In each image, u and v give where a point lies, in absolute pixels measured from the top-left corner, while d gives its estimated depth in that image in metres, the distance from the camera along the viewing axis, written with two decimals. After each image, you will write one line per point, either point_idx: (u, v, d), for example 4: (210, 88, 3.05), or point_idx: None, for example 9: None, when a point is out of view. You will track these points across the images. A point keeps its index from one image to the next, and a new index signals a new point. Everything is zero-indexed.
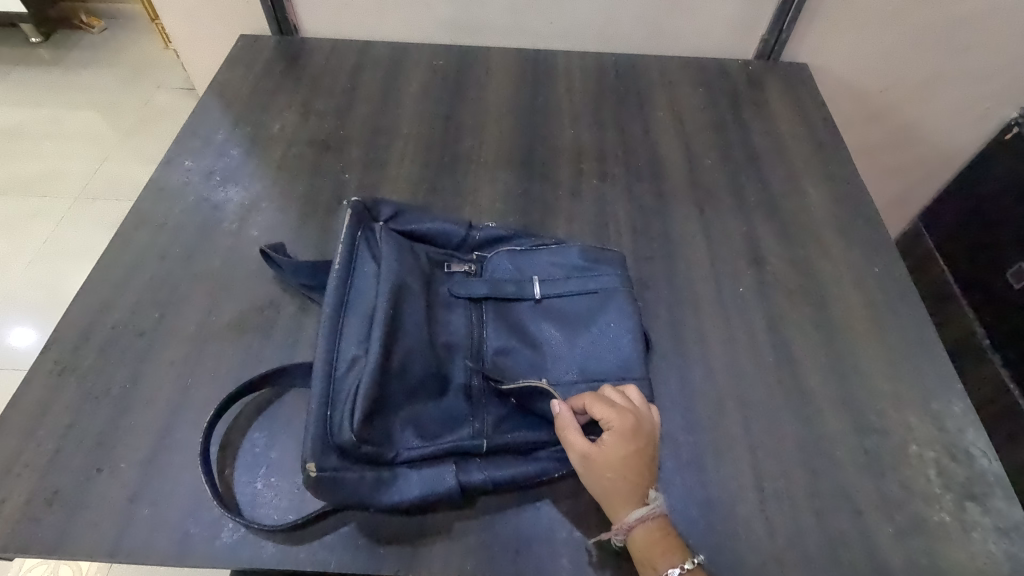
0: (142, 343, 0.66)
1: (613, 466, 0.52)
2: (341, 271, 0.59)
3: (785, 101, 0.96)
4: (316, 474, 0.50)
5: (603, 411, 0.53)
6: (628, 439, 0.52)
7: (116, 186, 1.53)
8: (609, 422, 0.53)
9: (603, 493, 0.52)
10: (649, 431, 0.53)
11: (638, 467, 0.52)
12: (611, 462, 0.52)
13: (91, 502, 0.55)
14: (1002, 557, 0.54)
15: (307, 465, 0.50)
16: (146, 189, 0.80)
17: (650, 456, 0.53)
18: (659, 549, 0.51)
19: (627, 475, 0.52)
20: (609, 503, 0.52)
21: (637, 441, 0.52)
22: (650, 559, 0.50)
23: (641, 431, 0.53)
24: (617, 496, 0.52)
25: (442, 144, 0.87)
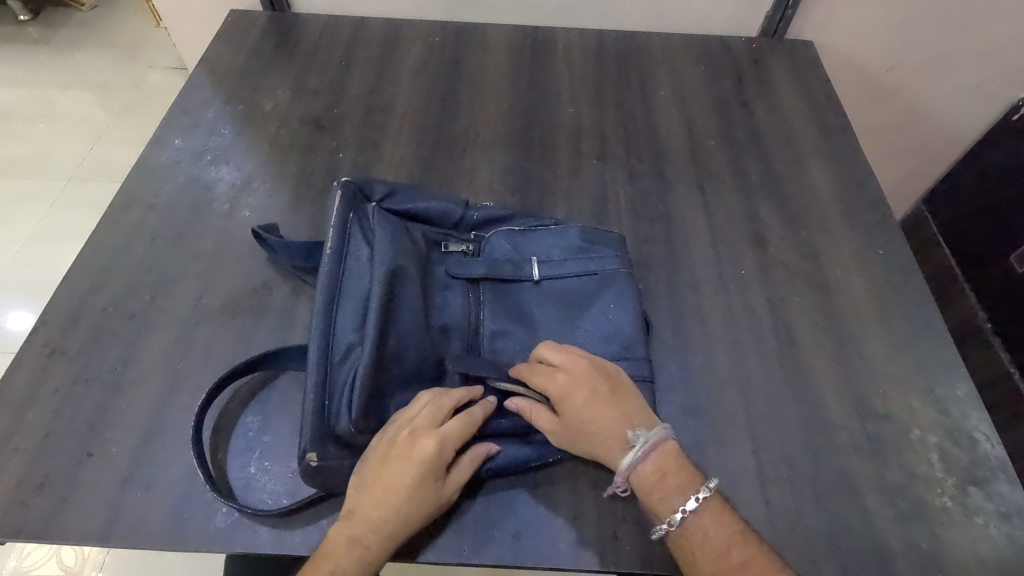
0: (133, 325, 0.64)
1: (577, 424, 0.53)
2: (333, 255, 0.58)
3: (789, 79, 0.93)
4: (317, 463, 0.50)
5: (539, 384, 0.54)
6: (569, 394, 0.53)
7: (109, 168, 1.50)
8: (548, 390, 0.54)
9: (592, 454, 0.53)
10: (586, 374, 0.54)
11: (595, 412, 0.53)
12: (572, 425, 0.53)
13: (83, 486, 0.54)
14: (1003, 541, 0.53)
15: (306, 454, 0.50)
16: (136, 169, 0.78)
17: (601, 394, 0.53)
18: (658, 494, 0.50)
19: (591, 425, 0.52)
20: (602, 461, 0.53)
21: (580, 392, 0.53)
22: (652, 506, 0.51)
23: (579, 380, 0.53)
24: (602, 453, 0.53)
25: (439, 123, 0.85)
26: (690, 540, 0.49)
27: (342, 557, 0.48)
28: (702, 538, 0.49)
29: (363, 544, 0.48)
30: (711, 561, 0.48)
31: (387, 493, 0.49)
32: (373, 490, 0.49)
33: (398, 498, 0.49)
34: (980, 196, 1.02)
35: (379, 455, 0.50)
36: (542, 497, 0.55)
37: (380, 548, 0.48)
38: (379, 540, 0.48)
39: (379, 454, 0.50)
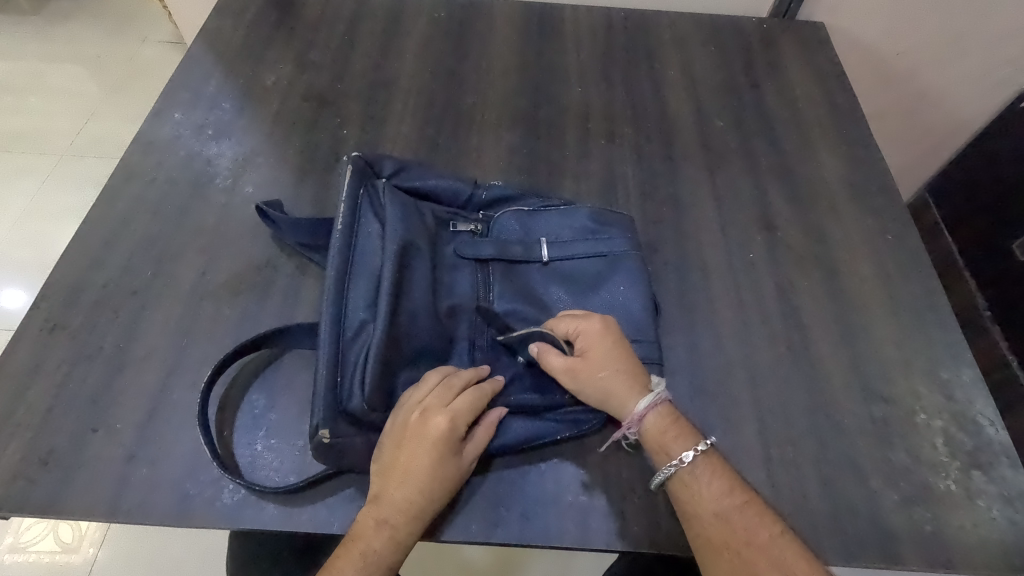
0: (135, 301, 0.63)
1: (601, 363, 0.54)
2: (344, 231, 0.57)
3: (799, 61, 0.92)
4: (330, 441, 0.49)
5: (570, 324, 0.56)
6: (600, 336, 0.55)
7: (102, 144, 1.47)
8: (578, 330, 0.56)
9: (603, 395, 0.54)
10: (606, 321, 0.56)
11: (622, 355, 0.55)
12: (596, 362, 0.54)
13: (87, 462, 0.54)
14: (1005, 524, 0.54)
15: (319, 431, 0.49)
16: (135, 143, 0.76)
17: (625, 344, 0.56)
18: (670, 435, 0.53)
19: (615, 367, 0.55)
20: (614, 401, 0.54)
21: (609, 336, 0.55)
22: (664, 446, 0.53)
23: (608, 326, 0.56)
24: (617, 394, 0.54)
25: (444, 101, 0.83)
26: (696, 480, 0.51)
27: (372, 540, 0.48)
28: (707, 479, 0.51)
29: (391, 525, 0.48)
30: (714, 500, 0.50)
31: (405, 477, 0.49)
32: (394, 473, 0.49)
33: (418, 477, 0.49)
34: (984, 182, 1.02)
35: (395, 439, 0.50)
36: (549, 477, 0.55)
37: (409, 528, 0.49)
38: (407, 520, 0.49)
39: (394, 437, 0.50)
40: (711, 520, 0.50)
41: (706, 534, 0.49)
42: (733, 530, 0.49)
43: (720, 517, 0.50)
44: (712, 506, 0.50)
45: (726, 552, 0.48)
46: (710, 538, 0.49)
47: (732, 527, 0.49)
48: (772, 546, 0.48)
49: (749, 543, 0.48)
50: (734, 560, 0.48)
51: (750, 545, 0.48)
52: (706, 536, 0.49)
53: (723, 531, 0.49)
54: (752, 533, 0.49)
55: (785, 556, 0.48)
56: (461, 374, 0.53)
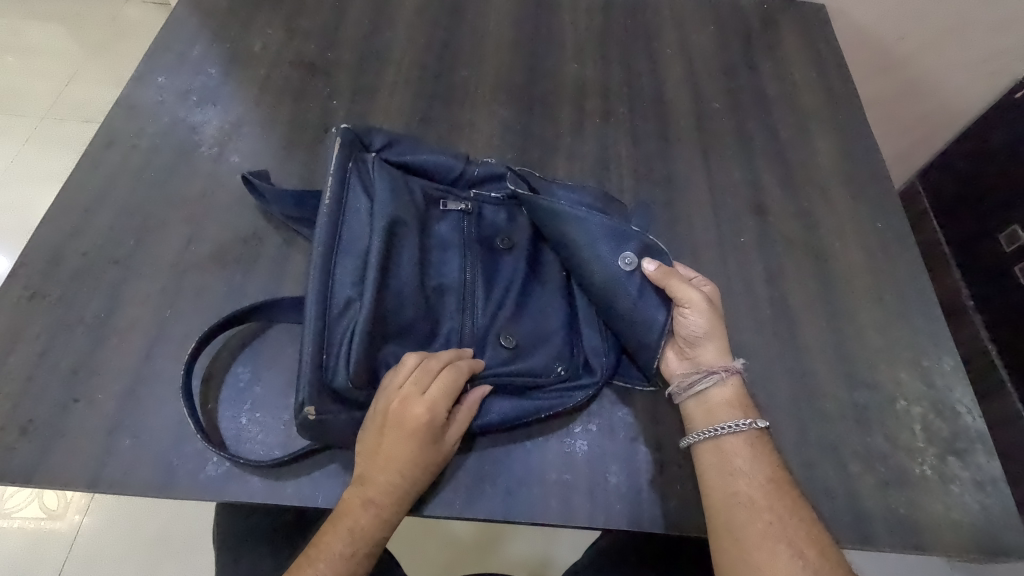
0: (117, 270, 0.62)
1: (717, 312, 0.57)
2: (332, 206, 0.55)
3: (798, 43, 0.91)
4: (315, 418, 0.49)
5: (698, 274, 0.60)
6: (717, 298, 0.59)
7: (84, 106, 1.43)
8: (705, 283, 0.59)
9: (716, 334, 0.55)
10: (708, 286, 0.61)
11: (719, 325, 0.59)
12: (716, 309, 0.57)
13: (69, 432, 0.53)
14: (976, 508, 0.55)
15: (305, 408, 0.49)
16: (116, 107, 0.74)
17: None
18: (743, 402, 0.54)
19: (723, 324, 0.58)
20: (718, 345, 0.55)
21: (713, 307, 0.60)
22: (738, 407, 0.54)
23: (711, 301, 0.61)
24: (722, 342, 0.56)
25: (438, 73, 0.81)
26: (753, 447, 0.52)
27: (359, 518, 0.48)
28: (762, 449, 0.52)
29: (379, 504, 0.48)
30: (770, 466, 0.51)
31: (389, 461, 0.49)
32: (377, 456, 0.49)
33: (403, 459, 0.49)
34: (970, 173, 1.02)
35: (377, 424, 0.50)
36: (534, 454, 0.56)
37: (396, 507, 0.49)
38: (393, 499, 0.49)
39: (378, 418, 0.50)
40: (761, 482, 0.50)
41: (753, 492, 0.49)
42: (780, 498, 0.49)
43: (772, 482, 0.50)
44: (766, 471, 0.50)
45: (768, 514, 0.48)
46: (755, 497, 0.49)
47: (779, 495, 0.49)
48: (811, 525, 0.48)
49: (794, 515, 0.48)
50: (772, 523, 0.48)
51: (792, 515, 0.48)
52: (751, 494, 0.49)
53: (769, 496, 0.49)
54: (796, 507, 0.49)
55: (821, 538, 0.48)
56: (447, 355, 0.52)
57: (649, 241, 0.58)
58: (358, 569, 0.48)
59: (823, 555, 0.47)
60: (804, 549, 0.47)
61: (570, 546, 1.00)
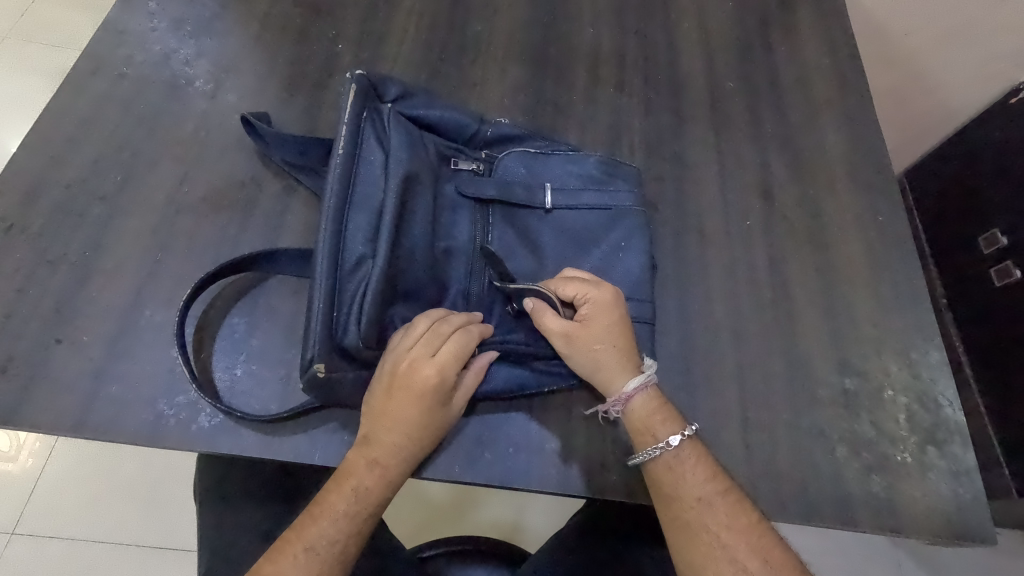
0: (103, 207, 0.59)
1: (596, 339, 0.53)
2: (346, 156, 0.52)
3: (815, 27, 0.89)
4: (324, 375, 0.47)
5: (580, 288, 0.53)
6: (607, 308, 0.53)
7: (52, 29, 1.32)
8: (587, 297, 0.53)
9: (595, 367, 0.53)
10: (611, 295, 0.53)
11: (622, 333, 0.53)
12: (594, 333, 0.53)
13: (50, 374, 0.51)
14: (950, 496, 0.58)
15: (314, 365, 0.47)
16: (102, 31, 0.68)
17: (628, 323, 0.54)
18: (658, 418, 0.52)
19: (610, 347, 0.53)
20: (603, 375, 0.53)
21: (619, 309, 0.54)
22: (650, 428, 0.52)
23: (618, 299, 0.54)
24: (606, 371, 0.53)
25: (450, 24, 0.78)
26: (679, 465, 0.51)
27: (364, 478, 0.47)
28: (691, 464, 0.51)
29: (385, 465, 0.48)
30: (698, 483, 0.50)
31: (395, 422, 0.48)
32: (384, 417, 0.48)
33: (410, 422, 0.48)
34: (955, 173, 1.03)
35: (384, 385, 0.49)
36: (535, 425, 0.55)
37: (400, 468, 0.48)
38: (398, 461, 0.48)
39: (387, 378, 0.49)
40: (693, 502, 0.50)
41: (688, 515, 0.50)
42: (714, 515, 0.49)
43: (703, 500, 0.50)
44: (696, 490, 0.50)
45: (705, 535, 0.49)
46: (691, 520, 0.49)
47: (714, 511, 0.49)
48: (753, 533, 0.49)
49: (732, 528, 0.49)
50: (714, 542, 0.48)
51: (731, 530, 0.48)
52: (688, 516, 0.50)
53: (705, 514, 0.49)
54: (734, 519, 0.49)
55: (765, 544, 0.48)
56: (454, 320, 0.51)
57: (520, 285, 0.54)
58: (360, 529, 0.47)
59: (769, 560, 0.48)
60: (750, 563, 0.48)
61: (542, 511, 1.03)
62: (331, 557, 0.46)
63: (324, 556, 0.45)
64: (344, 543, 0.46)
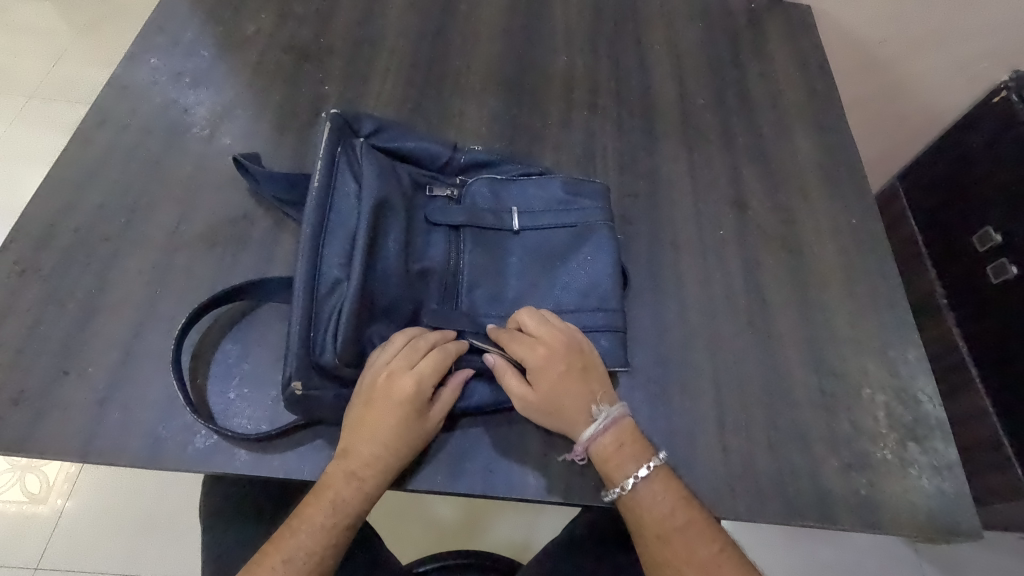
0: (108, 248, 0.63)
1: (546, 399, 0.54)
2: (321, 188, 0.57)
3: (784, 43, 0.92)
4: (302, 392, 0.50)
5: (521, 351, 0.55)
6: (545, 367, 0.54)
7: (74, 87, 1.42)
8: (528, 359, 0.55)
9: (556, 423, 0.55)
10: (549, 353, 0.55)
11: (570, 386, 0.55)
12: (544, 393, 0.54)
13: (58, 404, 0.54)
14: (932, 491, 0.58)
15: (292, 382, 0.50)
16: (108, 87, 0.74)
17: (575, 368, 0.55)
18: (617, 461, 0.53)
19: (561, 403, 0.55)
20: (565, 430, 0.55)
21: (560, 362, 0.55)
22: (609, 473, 0.54)
23: (557, 354, 0.55)
24: (567, 426, 0.55)
25: (430, 61, 0.82)
26: (640, 503, 0.53)
27: (341, 490, 0.50)
28: (652, 500, 0.53)
29: (361, 480, 0.50)
30: (655, 521, 0.52)
31: (373, 433, 0.51)
32: (363, 429, 0.51)
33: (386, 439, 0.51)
34: (940, 173, 1.03)
35: (363, 398, 0.52)
36: (514, 436, 0.57)
37: (377, 480, 0.51)
38: (376, 473, 0.51)
39: (366, 397, 0.52)
40: (653, 538, 0.52)
41: (650, 551, 0.53)
42: (673, 550, 0.52)
43: (662, 537, 0.52)
44: (654, 527, 0.52)
45: (669, 568, 0.52)
46: (654, 554, 0.52)
47: (673, 546, 0.52)
48: (709, 564, 0.51)
49: (689, 562, 0.51)
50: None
51: (688, 565, 0.51)
52: (650, 551, 0.53)
53: (664, 548, 0.52)
54: (691, 553, 0.51)
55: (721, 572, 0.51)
56: (429, 341, 0.54)
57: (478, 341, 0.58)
58: (337, 540, 0.50)
59: None
60: None
61: (549, 526, 1.03)
62: (309, 567, 0.48)
63: (301, 566, 0.48)
64: (321, 554, 0.49)
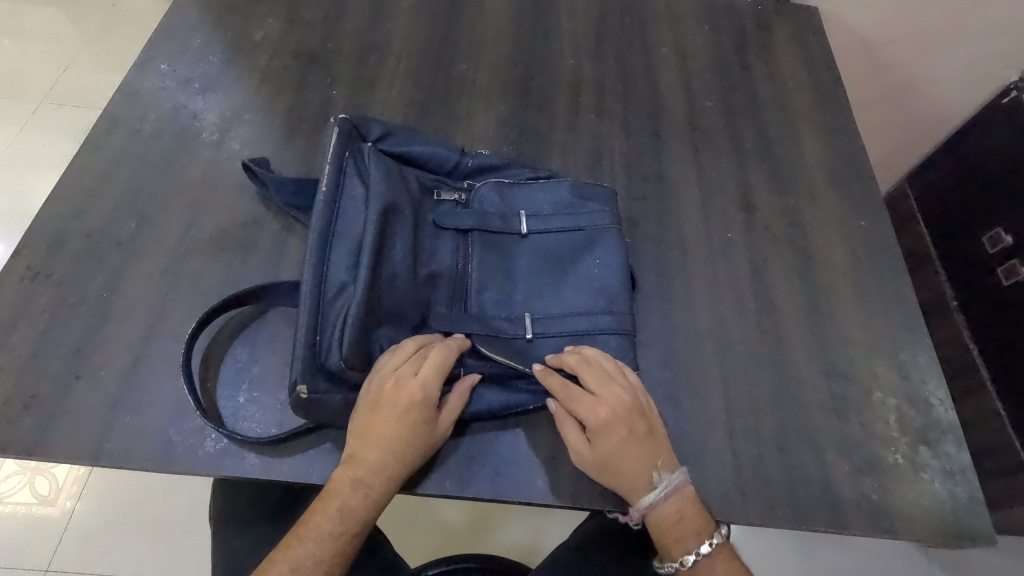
0: (119, 253, 0.64)
1: (602, 459, 0.54)
2: (329, 194, 0.57)
3: (791, 44, 0.92)
4: (307, 396, 0.51)
5: (583, 408, 0.54)
6: (607, 428, 0.53)
7: (83, 93, 1.43)
8: (589, 417, 0.54)
9: (612, 485, 0.54)
10: (611, 413, 0.53)
11: (630, 451, 0.53)
12: (600, 453, 0.54)
13: (70, 408, 0.55)
14: (945, 495, 0.58)
15: (297, 386, 0.51)
16: (119, 93, 0.75)
17: (638, 434, 0.54)
18: (676, 533, 0.55)
19: (618, 467, 0.54)
20: (621, 492, 0.55)
21: (622, 425, 0.54)
22: (668, 542, 0.55)
23: (620, 416, 0.54)
24: (624, 489, 0.54)
25: (436, 66, 0.83)
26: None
27: (348, 498, 0.50)
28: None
29: (368, 487, 0.51)
30: None
31: (380, 440, 0.51)
32: (369, 435, 0.51)
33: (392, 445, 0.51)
34: (950, 175, 1.03)
35: (369, 403, 0.52)
36: (523, 440, 0.57)
37: (384, 488, 0.51)
38: (382, 480, 0.51)
39: (370, 404, 0.52)
40: None
41: None
42: None
43: None
44: None
45: None
46: None
47: None
48: None
49: None
50: None
51: None
52: None
53: None
54: None
55: None
56: (433, 350, 0.54)
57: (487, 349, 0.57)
58: (344, 548, 0.51)
59: None
60: None
61: (557, 529, 1.03)
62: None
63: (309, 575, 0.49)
64: (328, 562, 0.50)
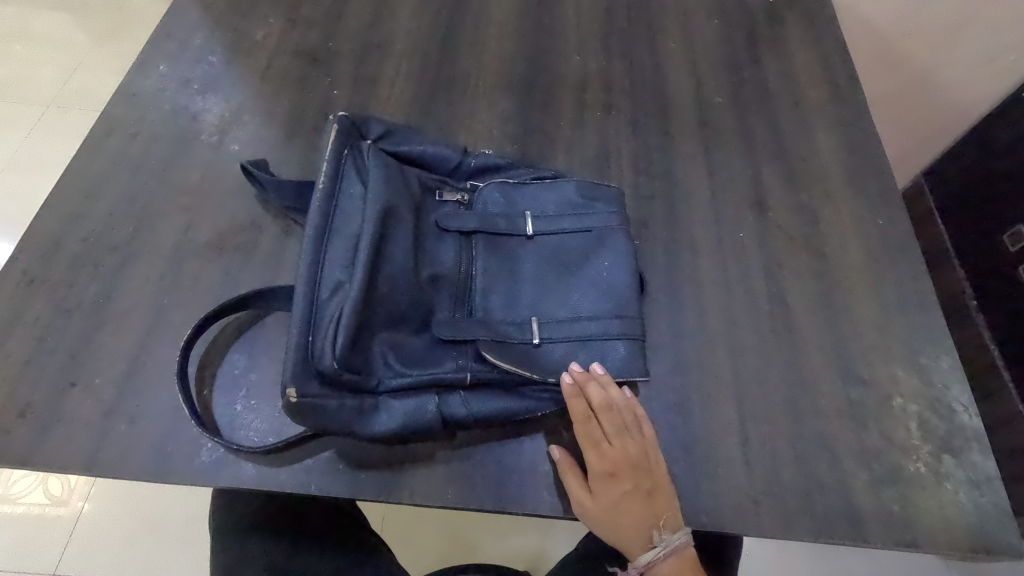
0: (116, 256, 0.63)
1: (603, 513, 0.54)
2: (325, 191, 0.56)
3: (804, 38, 0.90)
4: (297, 400, 0.48)
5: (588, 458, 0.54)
6: (610, 481, 0.54)
7: (90, 95, 1.44)
8: (592, 468, 0.54)
9: (613, 536, 0.55)
10: (613, 467, 0.53)
11: (632, 506, 0.54)
12: (601, 507, 0.54)
13: (65, 416, 0.54)
14: (970, 507, 0.55)
15: (287, 390, 0.48)
16: (118, 95, 0.74)
17: (640, 491, 0.53)
18: None
19: (619, 519, 0.54)
20: (622, 542, 0.56)
21: (625, 481, 0.53)
22: None
23: (624, 471, 0.53)
24: (625, 540, 0.56)
25: (439, 64, 0.81)
26: None
27: None
28: None
29: None
30: None
31: None
32: None
33: None
34: (970, 170, 0.99)
35: None
36: (527, 449, 0.56)
37: None
38: None
39: None
40: None
41: None
42: None
43: None
44: None
45: None
46: None
47: None
48: None
49: None
50: None
51: None
52: None
53: None
54: None
55: None
56: None
57: (488, 353, 0.55)
58: None
59: None
60: None
61: (567, 537, 1.01)
62: None
63: None
64: None
